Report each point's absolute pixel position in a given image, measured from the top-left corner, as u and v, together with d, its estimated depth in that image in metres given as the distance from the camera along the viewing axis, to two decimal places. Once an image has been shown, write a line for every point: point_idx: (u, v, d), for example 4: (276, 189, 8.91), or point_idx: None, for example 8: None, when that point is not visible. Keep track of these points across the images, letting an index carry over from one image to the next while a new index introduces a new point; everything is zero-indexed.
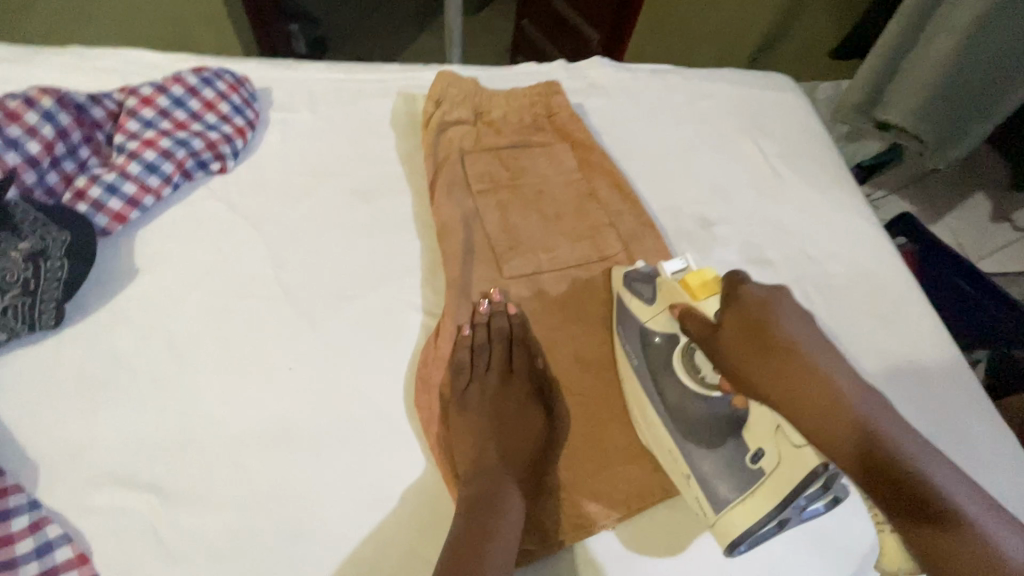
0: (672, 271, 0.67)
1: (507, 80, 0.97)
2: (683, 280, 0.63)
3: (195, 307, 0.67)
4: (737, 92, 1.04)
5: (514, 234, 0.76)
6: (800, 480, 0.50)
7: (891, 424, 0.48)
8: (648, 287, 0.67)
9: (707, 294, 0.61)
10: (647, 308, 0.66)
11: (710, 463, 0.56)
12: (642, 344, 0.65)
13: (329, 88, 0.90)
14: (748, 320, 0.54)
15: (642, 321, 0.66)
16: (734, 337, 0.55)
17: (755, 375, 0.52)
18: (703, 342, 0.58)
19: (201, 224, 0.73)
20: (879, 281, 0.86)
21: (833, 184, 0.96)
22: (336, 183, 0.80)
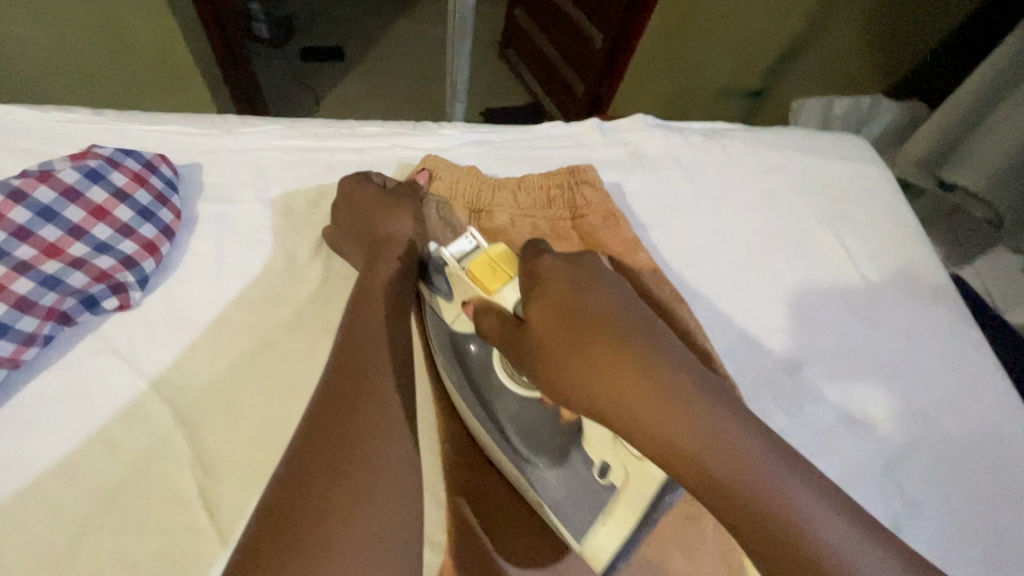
0: (457, 254, 0.52)
1: (525, 152, 0.74)
2: (468, 273, 0.48)
3: (71, 551, 0.44)
4: (810, 165, 0.83)
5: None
6: (655, 490, 0.43)
7: (747, 449, 0.34)
8: (443, 279, 0.53)
9: (500, 283, 0.48)
10: (448, 306, 0.53)
11: (558, 487, 0.47)
12: (457, 354, 0.54)
13: (284, 162, 0.65)
14: (561, 308, 0.41)
15: (449, 326, 0.54)
16: (550, 320, 0.41)
17: (598, 390, 0.38)
18: (505, 341, 0.46)
19: (87, 401, 0.49)
20: (1009, 438, 0.66)
21: (936, 297, 0.76)
22: (291, 317, 0.56)
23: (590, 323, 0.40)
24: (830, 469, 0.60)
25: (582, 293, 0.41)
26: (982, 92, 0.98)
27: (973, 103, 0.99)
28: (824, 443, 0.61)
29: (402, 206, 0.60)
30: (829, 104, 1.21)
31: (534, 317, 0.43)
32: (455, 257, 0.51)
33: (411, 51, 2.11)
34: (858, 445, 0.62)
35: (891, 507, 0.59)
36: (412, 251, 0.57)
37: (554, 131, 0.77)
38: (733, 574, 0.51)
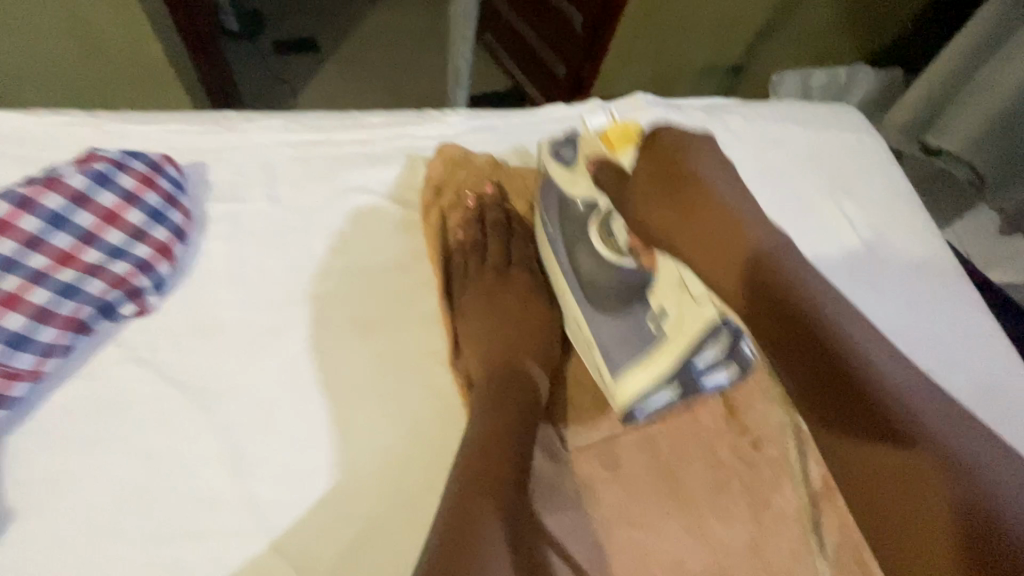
0: (594, 128, 0.64)
1: (533, 134, 0.73)
2: (604, 134, 0.60)
3: (116, 563, 0.44)
4: (808, 136, 0.84)
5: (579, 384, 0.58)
6: (695, 334, 0.49)
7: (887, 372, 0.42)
8: (571, 150, 0.61)
9: (626, 145, 0.59)
10: (568, 171, 0.60)
11: (613, 332, 0.55)
12: (561, 210, 0.60)
13: (291, 156, 0.64)
14: (666, 168, 0.53)
15: (558, 186, 0.61)
16: (676, 206, 0.51)
17: (689, 250, 0.50)
18: (612, 189, 0.57)
19: (114, 411, 0.48)
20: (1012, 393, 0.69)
21: (932, 259, 0.78)
22: (315, 314, 0.56)
23: (731, 238, 0.48)
24: None
25: (702, 168, 0.52)
26: (967, 52, 1.00)
27: (957, 63, 1.01)
28: None
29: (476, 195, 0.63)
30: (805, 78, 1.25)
31: (641, 168, 0.54)
32: (593, 129, 0.63)
33: (387, 40, 2.06)
34: None
35: None
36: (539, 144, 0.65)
37: (561, 113, 0.76)
38: (766, 531, 0.53)
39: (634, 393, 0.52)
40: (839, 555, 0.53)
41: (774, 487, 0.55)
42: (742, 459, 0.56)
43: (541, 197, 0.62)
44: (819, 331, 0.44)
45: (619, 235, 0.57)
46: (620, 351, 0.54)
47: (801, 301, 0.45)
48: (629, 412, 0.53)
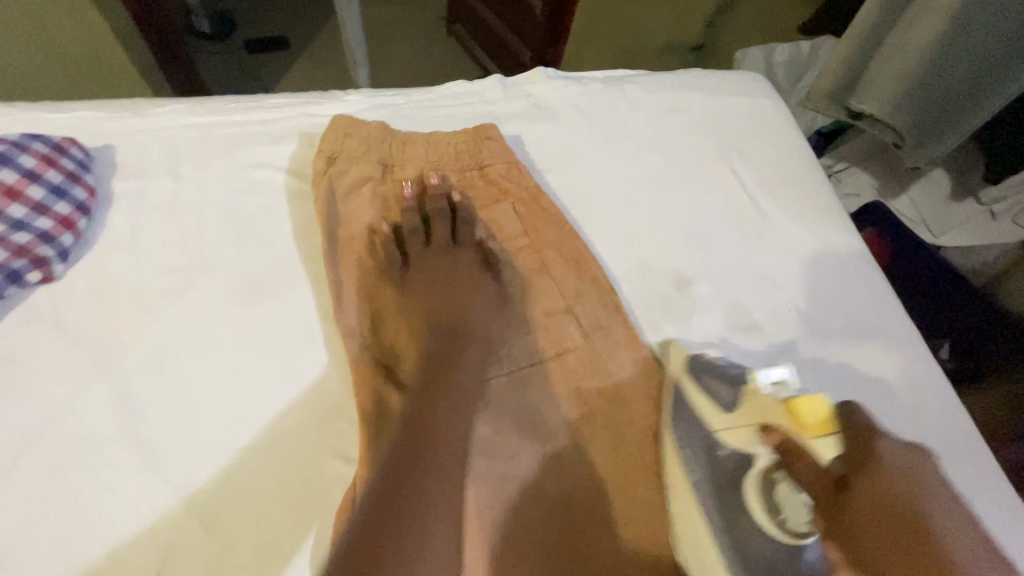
0: (768, 383, 0.56)
1: (429, 110, 0.78)
2: (792, 404, 0.50)
3: (18, 492, 0.50)
4: (706, 104, 0.88)
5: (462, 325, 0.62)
6: None
7: (942, 512, 0.35)
8: (728, 390, 0.56)
9: (819, 427, 0.48)
10: (723, 415, 0.55)
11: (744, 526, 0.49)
12: (707, 454, 0.54)
13: (195, 137, 0.69)
14: (850, 459, 0.42)
15: (710, 425, 0.55)
16: (853, 463, 0.42)
17: (857, 501, 0.38)
18: (817, 498, 0.42)
19: (18, 364, 0.54)
20: (890, 340, 0.72)
21: (825, 216, 0.82)
22: (209, 279, 0.61)
23: (877, 457, 0.40)
24: None
25: (879, 450, 0.41)
26: (874, 18, 1.00)
27: (867, 27, 1.02)
28: (712, 349, 0.68)
29: (371, 164, 0.67)
30: (770, 50, 1.31)
31: (839, 470, 0.42)
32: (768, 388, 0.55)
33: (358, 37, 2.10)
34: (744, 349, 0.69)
35: None
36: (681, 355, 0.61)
37: (457, 92, 0.81)
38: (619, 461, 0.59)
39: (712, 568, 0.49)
40: None
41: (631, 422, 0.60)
42: (604, 399, 0.61)
43: (678, 411, 0.58)
44: (891, 474, 0.38)
45: (790, 514, 0.47)
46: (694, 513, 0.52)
47: (909, 488, 0.37)
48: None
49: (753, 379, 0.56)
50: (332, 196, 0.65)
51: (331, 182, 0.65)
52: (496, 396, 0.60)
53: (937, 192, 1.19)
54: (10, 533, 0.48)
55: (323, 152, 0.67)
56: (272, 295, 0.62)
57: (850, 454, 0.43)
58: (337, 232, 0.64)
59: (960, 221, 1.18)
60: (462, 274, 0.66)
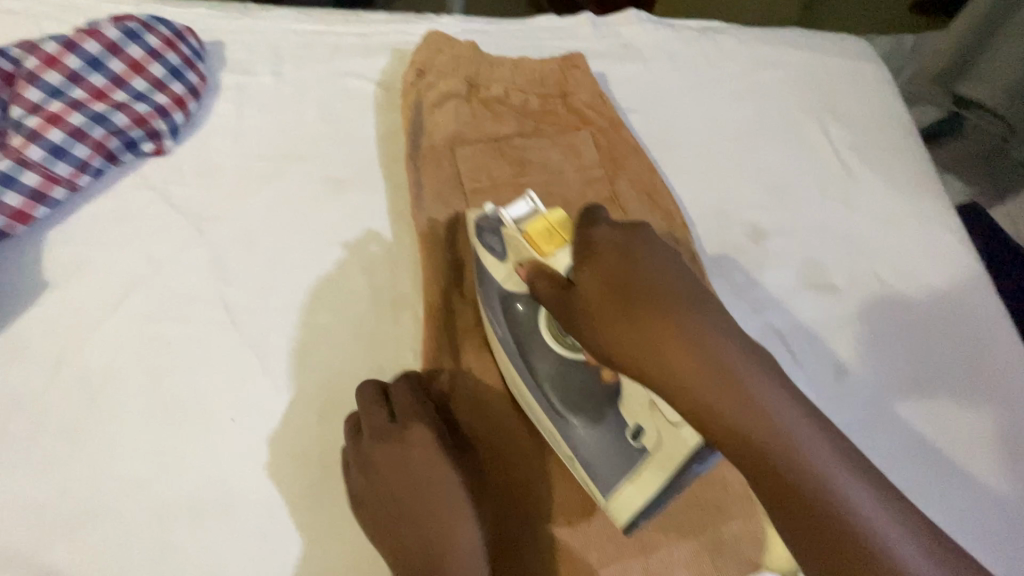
0: (514, 215, 0.50)
1: (517, 39, 0.79)
2: (526, 233, 0.47)
3: (117, 329, 0.54)
4: (802, 60, 0.84)
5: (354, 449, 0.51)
6: None
7: (819, 446, 0.32)
8: (497, 239, 0.52)
9: (554, 244, 0.46)
10: (500, 265, 0.52)
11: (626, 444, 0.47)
12: (533, 376, 0.51)
13: (296, 43, 0.73)
14: (643, 310, 0.36)
15: (496, 280, 0.53)
16: (628, 313, 0.37)
17: (642, 358, 0.35)
18: (559, 308, 0.42)
19: (125, 222, 0.59)
20: (982, 325, 0.68)
21: (919, 186, 0.77)
22: (299, 172, 0.65)
23: (689, 339, 0.34)
24: (780, 322, 0.65)
25: (675, 304, 0.35)
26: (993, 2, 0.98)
27: (985, 10, 1.00)
28: (779, 300, 0.66)
29: (458, 80, 0.69)
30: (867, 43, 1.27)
31: (600, 307, 0.38)
32: (513, 218, 0.50)
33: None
34: (815, 305, 0.66)
35: (839, 358, 0.64)
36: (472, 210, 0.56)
37: (545, 24, 0.81)
38: None
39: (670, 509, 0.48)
40: None
41: None
42: None
43: (495, 319, 0.54)
44: (739, 404, 0.33)
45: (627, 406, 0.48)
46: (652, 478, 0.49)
47: (753, 417, 0.33)
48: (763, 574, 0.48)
49: (501, 219, 0.51)
50: (418, 106, 0.67)
51: (418, 93, 0.67)
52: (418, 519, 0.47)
53: None
54: (107, 370, 0.52)
55: (414, 65, 0.68)
56: (353, 193, 0.64)
57: (601, 254, 0.40)
58: (419, 140, 0.66)
59: None
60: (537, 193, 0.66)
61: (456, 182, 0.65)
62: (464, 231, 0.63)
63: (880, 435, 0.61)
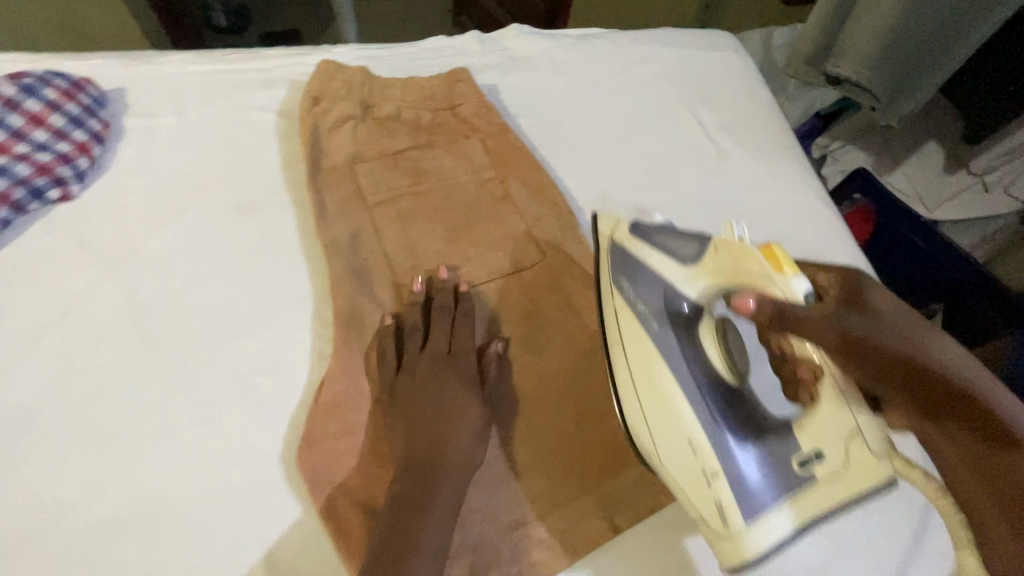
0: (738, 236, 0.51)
1: (410, 61, 0.85)
2: (769, 248, 0.47)
3: (36, 366, 0.57)
4: (672, 56, 0.94)
5: (391, 357, 0.60)
6: (864, 492, 0.42)
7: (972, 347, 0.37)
8: (690, 247, 0.53)
9: (791, 267, 0.45)
10: (683, 265, 0.53)
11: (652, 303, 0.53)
12: (655, 293, 0.53)
13: (197, 82, 0.77)
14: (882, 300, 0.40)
15: (669, 279, 0.53)
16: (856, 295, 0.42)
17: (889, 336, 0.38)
18: (772, 319, 0.43)
19: (37, 266, 0.62)
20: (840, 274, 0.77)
21: (782, 155, 0.87)
22: (208, 201, 0.69)
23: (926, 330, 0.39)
24: None
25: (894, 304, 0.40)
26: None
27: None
28: None
29: (352, 102, 0.74)
30: (768, 36, 1.49)
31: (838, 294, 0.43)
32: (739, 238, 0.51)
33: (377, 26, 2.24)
34: None
35: None
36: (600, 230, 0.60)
37: (436, 45, 0.88)
38: (572, 362, 0.63)
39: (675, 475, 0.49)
40: None
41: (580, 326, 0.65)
42: (559, 306, 0.66)
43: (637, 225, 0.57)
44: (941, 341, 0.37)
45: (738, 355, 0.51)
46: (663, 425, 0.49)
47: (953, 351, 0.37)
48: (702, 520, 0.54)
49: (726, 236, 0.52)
50: (316, 131, 0.72)
51: (314, 118, 0.72)
52: (423, 430, 0.55)
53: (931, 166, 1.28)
54: (30, 405, 0.55)
55: (309, 94, 0.74)
56: (262, 216, 0.69)
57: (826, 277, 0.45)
58: (320, 160, 0.71)
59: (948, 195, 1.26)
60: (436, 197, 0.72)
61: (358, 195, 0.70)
62: (369, 239, 0.68)
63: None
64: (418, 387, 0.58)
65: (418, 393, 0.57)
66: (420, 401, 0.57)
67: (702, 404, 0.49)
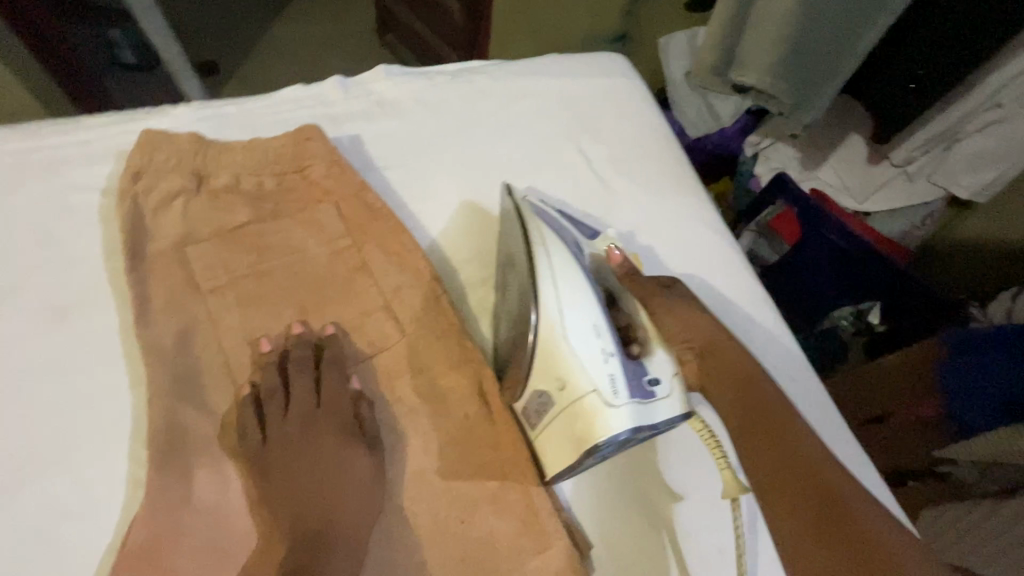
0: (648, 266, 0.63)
1: (264, 116, 0.78)
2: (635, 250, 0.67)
3: None
4: (557, 88, 0.88)
5: (254, 424, 0.56)
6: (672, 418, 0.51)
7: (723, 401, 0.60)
8: (586, 228, 0.65)
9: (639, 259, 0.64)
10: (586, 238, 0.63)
11: (555, 258, 0.53)
12: (564, 230, 0.60)
13: (7, 164, 0.68)
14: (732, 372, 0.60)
15: (573, 235, 0.61)
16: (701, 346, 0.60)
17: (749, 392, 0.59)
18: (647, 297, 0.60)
19: None
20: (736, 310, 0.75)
21: (674, 187, 0.83)
22: (13, 306, 0.60)
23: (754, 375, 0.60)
24: None
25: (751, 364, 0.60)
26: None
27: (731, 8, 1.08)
28: None
29: (181, 175, 0.66)
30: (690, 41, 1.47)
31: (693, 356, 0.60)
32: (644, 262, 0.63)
33: (291, 54, 2.13)
34: None
35: None
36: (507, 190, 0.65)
37: (295, 94, 0.80)
38: (435, 459, 0.56)
39: (572, 375, 0.48)
40: (505, 471, 0.56)
41: (446, 414, 0.58)
42: (421, 391, 0.58)
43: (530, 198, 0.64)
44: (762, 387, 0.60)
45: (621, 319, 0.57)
46: (571, 327, 0.49)
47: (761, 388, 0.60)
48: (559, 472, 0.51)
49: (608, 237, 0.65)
50: (137, 212, 0.63)
51: (136, 197, 0.64)
52: (306, 504, 0.54)
53: (854, 158, 1.24)
54: None
55: (128, 169, 0.65)
56: (75, 318, 0.60)
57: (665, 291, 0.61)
58: (140, 246, 0.62)
59: (875, 188, 1.22)
60: (282, 276, 0.64)
61: (189, 283, 0.62)
62: (201, 334, 0.59)
63: (663, 445, 0.61)
64: (292, 450, 0.57)
65: (294, 461, 0.57)
66: (300, 475, 0.56)
67: (563, 343, 0.49)
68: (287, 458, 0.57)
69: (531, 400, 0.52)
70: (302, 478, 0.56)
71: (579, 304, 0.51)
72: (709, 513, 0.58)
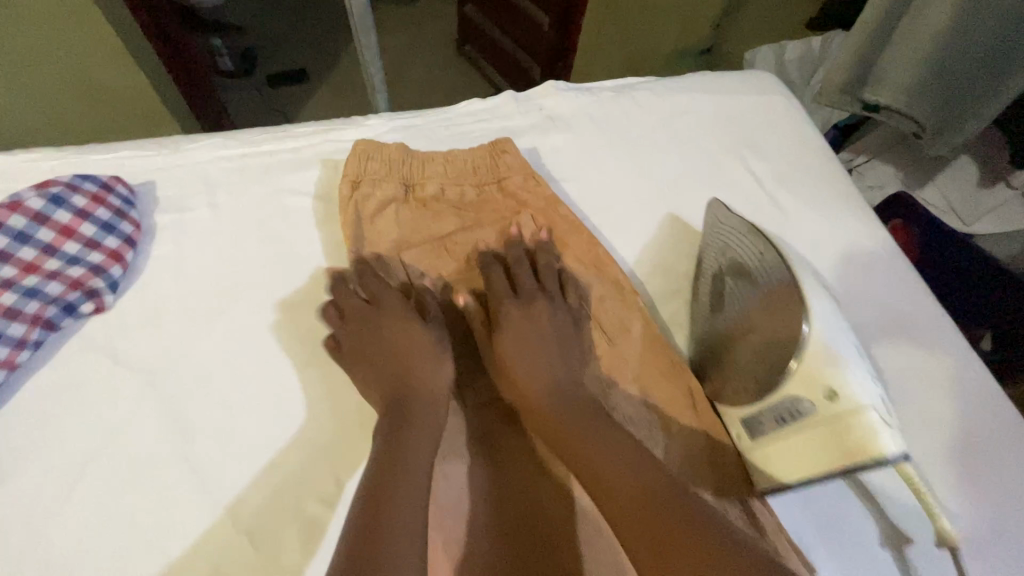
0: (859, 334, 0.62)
1: (446, 128, 0.82)
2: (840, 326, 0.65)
3: (79, 508, 0.53)
4: (717, 104, 0.89)
5: (331, 312, 0.64)
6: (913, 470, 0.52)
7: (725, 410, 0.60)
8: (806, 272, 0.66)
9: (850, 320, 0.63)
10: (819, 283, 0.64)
11: (806, 285, 0.56)
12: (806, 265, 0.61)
13: (229, 169, 0.73)
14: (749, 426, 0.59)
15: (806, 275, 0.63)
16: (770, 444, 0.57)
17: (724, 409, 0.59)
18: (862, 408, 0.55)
19: (73, 390, 0.58)
20: (928, 338, 0.71)
21: (842, 205, 0.82)
22: (249, 301, 0.65)
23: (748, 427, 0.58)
24: None
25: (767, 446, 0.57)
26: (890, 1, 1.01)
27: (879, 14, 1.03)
28: None
29: (393, 183, 0.70)
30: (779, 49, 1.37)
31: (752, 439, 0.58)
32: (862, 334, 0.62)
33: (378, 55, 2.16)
34: None
35: None
36: (733, 217, 0.67)
37: (471, 108, 0.84)
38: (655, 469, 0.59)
39: (844, 388, 0.48)
40: (725, 487, 0.56)
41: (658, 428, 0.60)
42: (632, 402, 0.61)
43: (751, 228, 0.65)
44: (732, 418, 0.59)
45: None
46: (840, 348, 0.50)
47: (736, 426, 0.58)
48: (795, 486, 0.51)
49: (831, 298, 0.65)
50: (357, 220, 0.68)
51: (357, 204, 0.68)
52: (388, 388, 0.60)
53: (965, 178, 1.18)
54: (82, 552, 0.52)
55: (348, 179, 0.69)
56: (305, 316, 0.64)
57: None
58: (361, 251, 0.67)
59: (990, 207, 1.15)
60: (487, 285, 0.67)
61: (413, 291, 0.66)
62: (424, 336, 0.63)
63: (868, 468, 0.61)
64: (366, 343, 0.63)
65: (368, 338, 0.63)
66: (372, 351, 0.63)
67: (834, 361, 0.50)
68: (370, 341, 0.63)
69: (774, 406, 0.52)
70: (372, 354, 0.62)
71: (841, 330, 0.53)
72: (927, 545, 0.57)
